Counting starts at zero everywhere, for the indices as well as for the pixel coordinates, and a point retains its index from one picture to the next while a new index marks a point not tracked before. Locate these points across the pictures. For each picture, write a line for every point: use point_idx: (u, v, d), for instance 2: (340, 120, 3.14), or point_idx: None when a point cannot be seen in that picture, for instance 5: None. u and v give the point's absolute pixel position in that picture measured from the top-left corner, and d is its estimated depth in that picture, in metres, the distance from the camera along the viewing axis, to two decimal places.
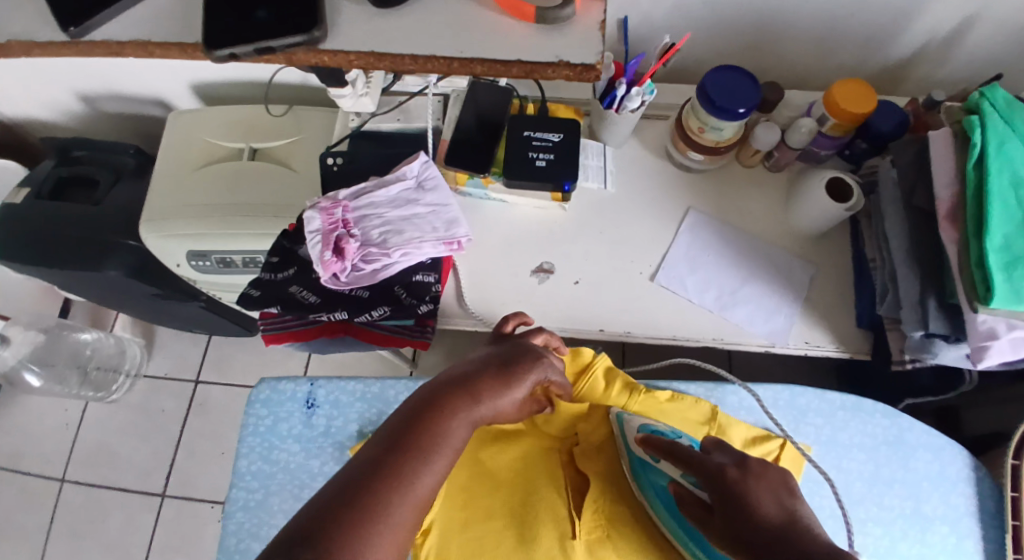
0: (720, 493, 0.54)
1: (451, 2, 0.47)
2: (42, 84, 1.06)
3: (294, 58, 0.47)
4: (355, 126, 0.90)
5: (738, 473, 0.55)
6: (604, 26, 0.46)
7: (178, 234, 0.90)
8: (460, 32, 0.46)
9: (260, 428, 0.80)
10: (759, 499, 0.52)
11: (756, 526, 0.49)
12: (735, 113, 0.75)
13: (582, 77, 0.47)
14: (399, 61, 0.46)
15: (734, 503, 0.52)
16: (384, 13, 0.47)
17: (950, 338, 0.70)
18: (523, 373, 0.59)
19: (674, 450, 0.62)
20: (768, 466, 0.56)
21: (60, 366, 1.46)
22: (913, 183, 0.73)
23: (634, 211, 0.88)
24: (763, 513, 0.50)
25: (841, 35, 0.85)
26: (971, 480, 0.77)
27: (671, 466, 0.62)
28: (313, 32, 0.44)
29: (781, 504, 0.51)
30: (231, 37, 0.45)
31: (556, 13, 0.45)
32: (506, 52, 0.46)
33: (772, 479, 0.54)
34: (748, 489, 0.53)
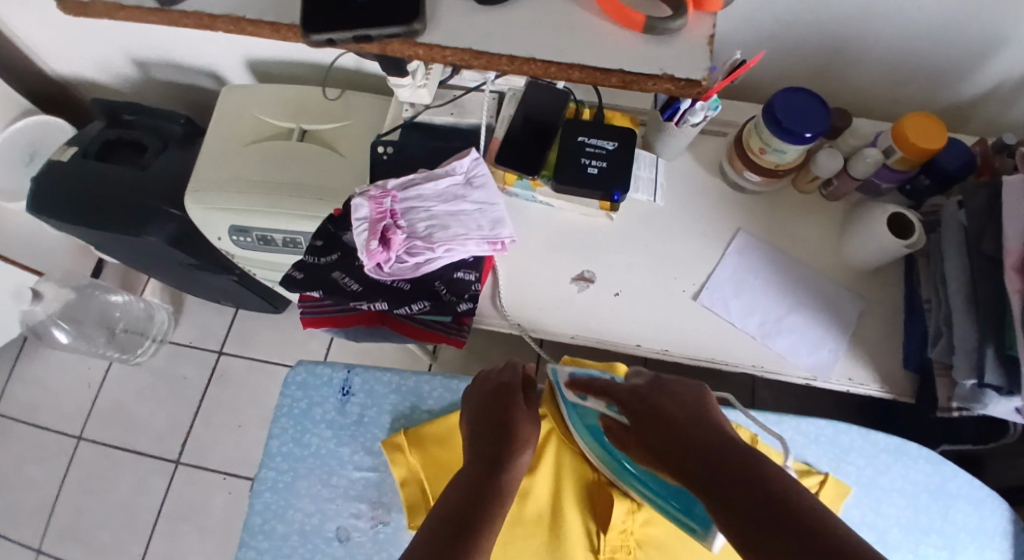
0: (640, 411, 0.62)
1: (552, 4, 0.46)
2: (98, 45, 1.07)
3: (389, 48, 0.46)
4: (408, 117, 0.89)
5: (647, 390, 0.64)
6: (710, 42, 0.45)
7: (222, 208, 0.90)
8: (556, 33, 0.45)
9: (294, 411, 0.80)
10: (673, 410, 0.60)
11: (669, 434, 0.58)
12: (801, 137, 0.73)
13: (683, 92, 0.45)
14: (494, 60, 0.45)
15: (651, 416, 0.61)
16: (483, 10, 0.46)
17: (1002, 391, 0.67)
18: (519, 406, 0.71)
19: (597, 387, 0.68)
20: (677, 382, 0.64)
21: (88, 326, 1.47)
22: (982, 228, 0.71)
23: (681, 227, 0.86)
24: (680, 423, 0.59)
25: (911, 67, 0.83)
26: (1010, 536, 0.74)
27: (596, 403, 0.69)
28: (413, 24, 0.43)
29: (689, 408, 0.60)
30: (329, 21, 0.44)
31: (666, 23, 0.44)
32: (607, 59, 0.45)
33: (678, 390, 0.63)
34: (659, 401, 0.62)
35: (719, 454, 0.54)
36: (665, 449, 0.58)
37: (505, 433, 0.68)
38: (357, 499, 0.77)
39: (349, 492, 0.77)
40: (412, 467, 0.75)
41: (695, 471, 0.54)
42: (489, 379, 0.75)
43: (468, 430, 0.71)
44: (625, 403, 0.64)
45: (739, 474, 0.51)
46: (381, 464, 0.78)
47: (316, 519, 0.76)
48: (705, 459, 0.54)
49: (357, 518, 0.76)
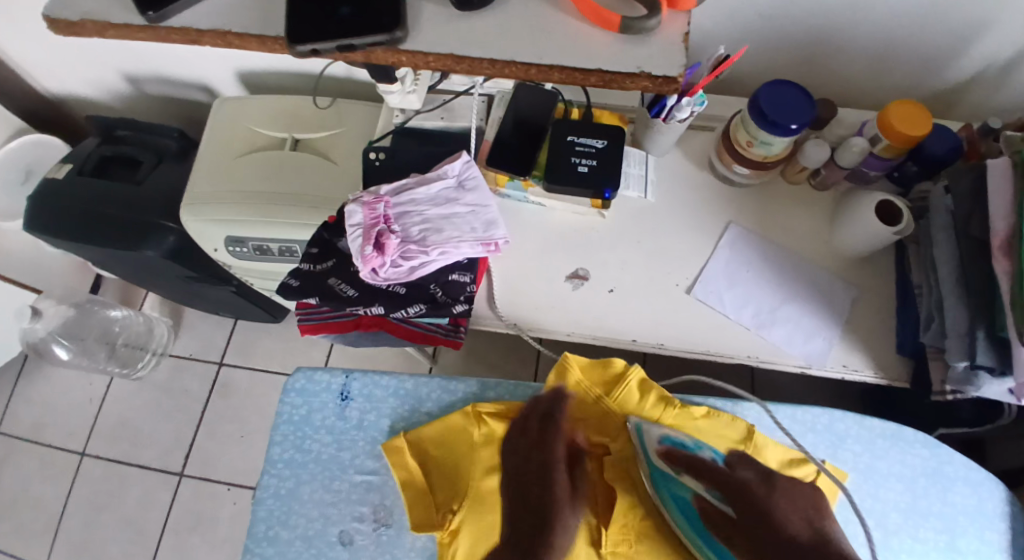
0: (756, 511, 0.60)
1: (531, 7, 0.47)
2: (91, 63, 1.08)
3: (373, 55, 0.47)
4: (398, 122, 0.91)
5: (764, 490, 0.63)
6: (686, 39, 0.46)
7: (217, 219, 0.91)
8: (538, 37, 0.46)
9: (294, 417, 0.81)
10: (792, 521, 0.59)
11: (782, 537, 0.56)
12: (787, 129, 0.74)
13: (661, 89, 0.46)
14: (476, 64, 0.46)
15: (768, 519, 0.58)
16: (464, 15, 0.47)
17: (994, 372, 0.68)
18: (555, 478, 0.69)
19: (704, 468, 0.66)
20: (795, 495, 0.64)
21: (89, 341, 1.48)
22: (969, 212, 0.71)
23: (673, 222, 0.87)
24: (799, 534, 0.56)
25: (897, 55, 0.84)
26: (1009, 517, 0.75)
27: (692, 480, 0.66)
28: (394, 31, 0.44)
29: (812, 528, 0.58)
30: (311, 32, 0.45)
31: (642, 23, 0.45)
32: (585, 59, 0.45)
33: (801, 506, 0.62)
34: (779, 509, 0.60)
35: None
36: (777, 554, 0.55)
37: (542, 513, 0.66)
38: (359, 502, 0.77)
39: (350, 496, 0.78)
40: (412, 468, 0.76)
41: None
42: (519, 433, 0.73)
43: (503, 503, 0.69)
44: (736, 499, 0.62)
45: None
46: (382, 468, 0.78)
47: (319, 524, 0.77)
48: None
49: (360, 522, 0.77)
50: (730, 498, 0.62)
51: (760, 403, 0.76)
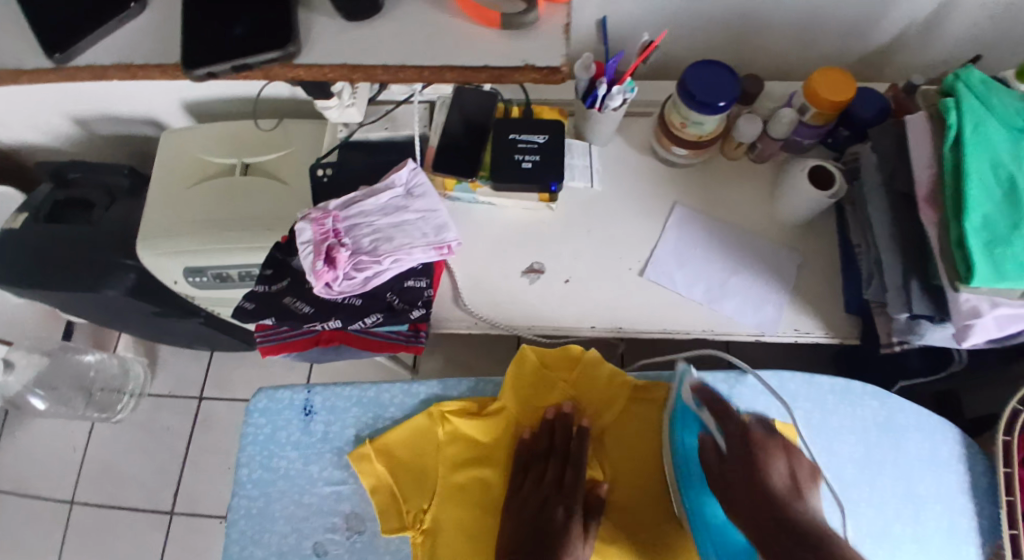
0: (743, 456, 0.66)
1: (421, 12, 0.48)
2: (35, 110, 1.07)
3: (271, 73, 0.48)
4: (342, 137, 0.91)
5: (762, 437, 0.67)
6: (567, 29, 0.47)
7: (173, 251, 0.91)
8: (432, 41, 0.48)
9: (259, 437, 0.81)
10: (775, 468, 0.65)
11: (767, 488, 0.63)
12: (716, 108, 0.76)
13: (548, 80, 0.48)
14: (371, 72, 0.48)
15: (756, 468, 0.64)
16: (353, 26, 0.48)
17: (935, 320, 0.71)
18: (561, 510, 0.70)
19: (719, 405, 0.70)
20: (793, 449, 0.67)
21: (64, 388, 1.44)
22: (892, 168, 0.74)
23: (621, 208, 0.89)
24: (773, 484, 0.63)
25: (819, 26, 0.86)
26: (965, 459, 0.78)
27: (709, 416, 0.70)
28: (286, 47, 0.45)
29: (793, 484, 0.64)
30: (206, 56, 0.46)
31: (521, 18, 0.47)
32: (473, 58, 0.47)
33: (793, 461, 0.66)
34: (768, 460, 0.65)
35: (794, 527, 0.59)
36: (747, 502, 0.64)
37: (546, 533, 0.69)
38: (331, 513, 0.78)
39: (322, 508, 0.78)
40: (380, 474, 0.77)
41: (767, 533, 0.61)
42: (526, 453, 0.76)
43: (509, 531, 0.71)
44: (732, 438, 0.67)
45: (806, 546, 0.57)
46: (350, 477, 0.79)
47: (292, 539, 0.77)
48: (781, 531, 0.60)
49: (333, 532, 0.77)
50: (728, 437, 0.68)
51: (747, 372, 0.77)
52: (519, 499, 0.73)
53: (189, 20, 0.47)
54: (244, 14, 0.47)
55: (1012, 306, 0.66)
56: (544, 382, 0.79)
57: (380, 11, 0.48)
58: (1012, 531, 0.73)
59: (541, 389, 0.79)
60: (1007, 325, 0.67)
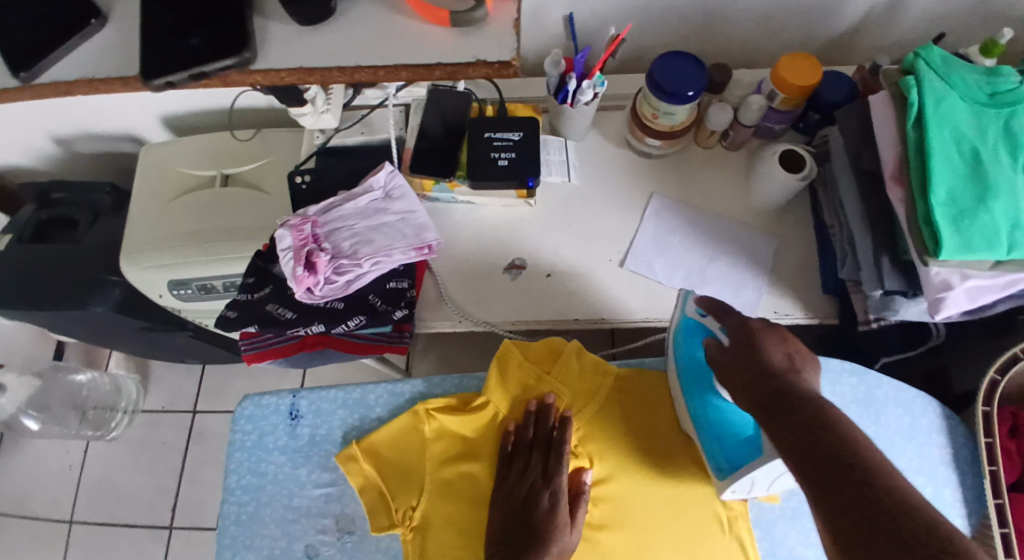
0: (743, 345, 0.64)
1: (375, 14, 0.49)
2: (13, 132, 1.07)
3: (229, 80, 0.49)
4: (320, 143, 0.92)
5: (761, 325, 0.64)
6: (517, 24, 0.49)
7: (156, 264, 0.91)
8: (387, 43, 0.49)
9: (246, 443, 0.81)
10: (772, 352, 0.62)
11: (764, 371, 0.61)
12: (685, 97, 0.77)
13: (502, 73, 0.49)
14: (328, 74, 0.49)
15: (755, 352, 0.62)
16: (310, 30, 0.49)
17: (908, 295, 0.72)
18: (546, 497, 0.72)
19: (720, 309, 0.69)
20: (791, 335, 0.64)
21: (57, 409, 1.44)
22: (859, 148, 0.76)
23: (599, 200, 0.90)
24: (770, 364, 0.61)
25: (784, 13, 0.87)
26: (946, 431, 0.80)
27: (712, 322, 0.70)
28: (242, 53, 0.46)
29: (792, 362, 0.62)
30: (164, 66, 0.47)
31: (470, 15, 0.47)
32: (426, 56, 0.48)
33: (791, 345, 0.63)
34: (766, 343, 0.63)
35: (792, 401, 0.57)
36: (748, 384, 0.62)
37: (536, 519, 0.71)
38: (321, 514, 0.79)
39: (312, 510, 0.79)
40: (367, 474, 0.77)
41: (767, 408, 0.59)
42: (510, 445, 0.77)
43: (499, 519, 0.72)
44: (729, 331, 0.66)
45: (805, 419, 0.55)
46: (339, 478, 0.80)
47: (284, 542, 0.78)
48: (781, 405, 0.58)
49: (324, 533, 0.78)
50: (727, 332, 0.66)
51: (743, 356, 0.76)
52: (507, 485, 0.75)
53: (147, 32, 0.47)
54: (201, 24, 0.47)
55: (984, 278, 0.67)
56: (527, 373, 0.80)
57: (334, 15, 0.49)
58: (997, 500, 0.74)
59: (523, 381, 0.80)
60: (977, 296, 0.68)
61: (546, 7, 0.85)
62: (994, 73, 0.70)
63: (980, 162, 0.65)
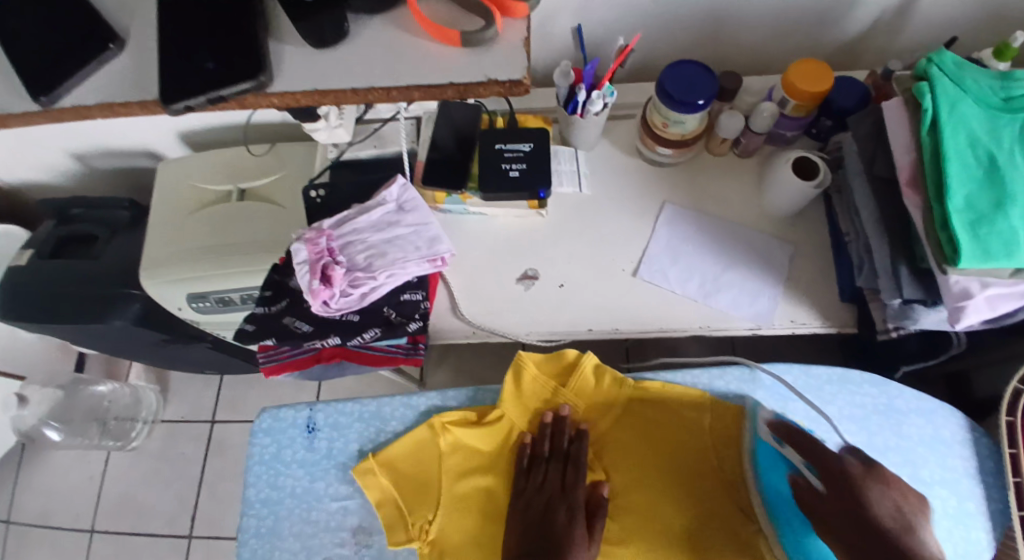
0: (842, 492, 0.61)
1: (385, 35, 0.50)
2: (35, 151, 1.10)
3: (246, 102, 0.50)
4: (333, 157, 0.93)
5: (861, 472, 0.62)
6: (526, 42, 0.49)
7: (175, 279, 0.93)
8: (394, 62, 0.50)
9: (265, 457, 0.82)
10: (877, 505, 0.59)
11: (874, 527, 0.57)
12: (695, 106, 0.78)
13: (512, 92, 0.50)
14: (341, 95, 0.50)
15: (858, 506, 0.59)
16: (322, 52, 0.50)
17: (928, 303, 0.71)
18: (563, 515, 0.72)
19: (805, 443, 0.67)
20: (892, 479, 0.62)
21: (78, 421, 1.48)
22: (873, 153, 0.75)
23: (612, 211, 0.90)
24: (878, 519, 0.58)
25: (793, 18, 0.87)
26: (968, 442, 0.78)
27: (794, 453, 0.67)
28: (257, 77, 0.47)
29: (901, 516, 0.58)
30: (180, 89, 0.48)
31: (479, 35, 0.48)
32: (437, 75, 0.49)
33: (893, 492, 0.60)
34: (871, 495, 0.60)
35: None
36: (854, 539, 0.58)
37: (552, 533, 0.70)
38: (338, 528, 0.79)
39: (330, 523, 0.79)
40: (385, 488, 0.77)
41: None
42: (525, 458, 0.77)
43: (516, 533, 0.73)
44: (823, 474, 0.64)
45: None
46: (355, 491, 0.80)
47: (303, 556, 0.78)
48: None
49: (341, 547, 0.79)
50: (820, 473, 0.64)
51: (752, 367, 0.80)
52: (525, 497, 0.75)
53: (164, 57, 0.48)
54: (215, 48, 0.48)
55: (1004, 285, 0.65)
56: (544, 389, 0.79)
57: (346, 36, 0.50)
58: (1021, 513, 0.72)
59: (538, 396, 0.79)
60: (998, 304, 0.67)
61: (554, 18, 0.85)
62: (1009, 75, 0.69)
63: (998, 167, 0.65)
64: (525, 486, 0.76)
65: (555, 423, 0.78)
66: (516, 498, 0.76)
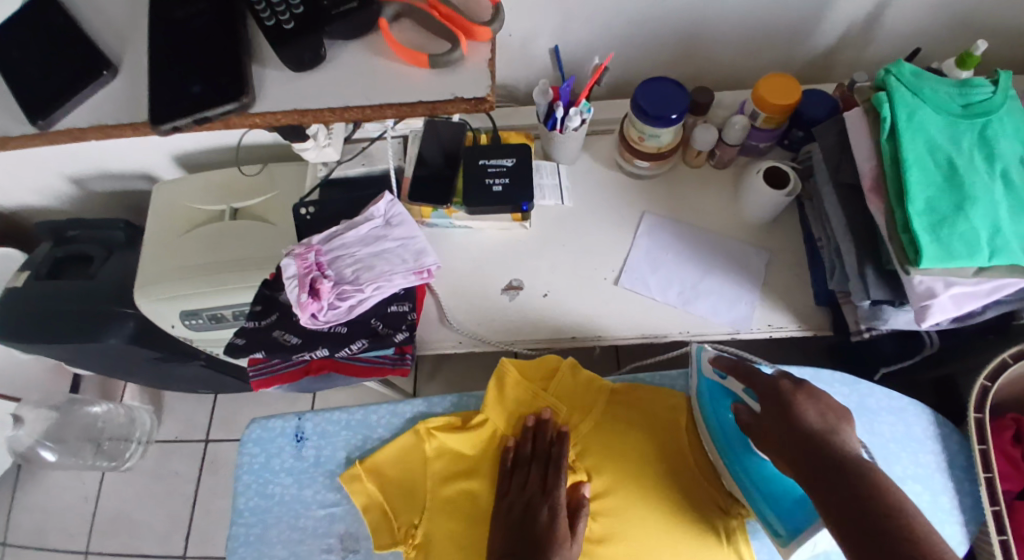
0: (777, 408, 0.65)
1: (363, 59, 0.53)
2: (32, 174, 1.12)
3: (231, 122, 0.53)
4: (322, 175, 0.96)
5: (792, 386, 0.65)
6: (490, 63, 0.53)
7: (168, 296, 0.95)
8: (371, 84, 0.53)
9: (254, 466, 0.84)
10: (806, 415, 0.62)
11: (798, 431, 0.62)
12: (670, 119, 0.81)
13: (478, 108, 0.53)
14: (321, 115, 0.53)
15: (784, 410, 0.64)
16: (303, 74, 0.53)
17: (895, 304, 0.75)
18: (546, 515, 0.73)
19: (742, 367, 0.70)
20: (825, 395, 0.65)
21: (72, 441, 1.46)
22: (838, 161, 0.78)
23: (593, 222, 0.93)
24: (806, 426, 0.62)
25: (760, 35, 0.91)
26: (938, 438, 0.81)
27: (734, 383, 0.71)
28: (241, 98, 0.50)
29: (827, 421, 0.62)
30: (168, 111, 0.51)
31: (447, 56, 0.52)
32: (409, 95, 0.52)
33: (823, 406, 0.63)
34: (801, 406, 0.63)
35: (830, 463, 0.58)
36: (784, 443, 0.63)
37: (536, 530, 0.72)
38: (326, 534, 0.81)
39: (317, 531, 0.81)
40: (371, 493, 0.79)
41: (808, 474, 0.60)
42: (507, 462, 0.79)
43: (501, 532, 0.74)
44: (759, 395, 0.67)
45: (847, 487, 0.56)
46: (342, 498, 0.82)
47: None
48: (824, 469, 0.59)
49: (329, 553, 0.80)
50: (757, 396, 0.68)
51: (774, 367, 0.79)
52: (509, 497, 0.77)
53: (155, 81, 0.51)
54: (202, 73, 0.51)
55: (967, 284, 0.68)
56: (526, 388, 0.83)
57: (325, 60, 0.53)
58: (994, 508, 0.75)
59: (520, 397, 0.82)
60: (962, 302, 0.69)
61: (533, 39, 0.89)
62: (968, 84, 0.73)
63: (955, 171, 0.68)
64: (508, 485, 0.78)
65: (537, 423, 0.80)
66: (500, 498, 0.77)
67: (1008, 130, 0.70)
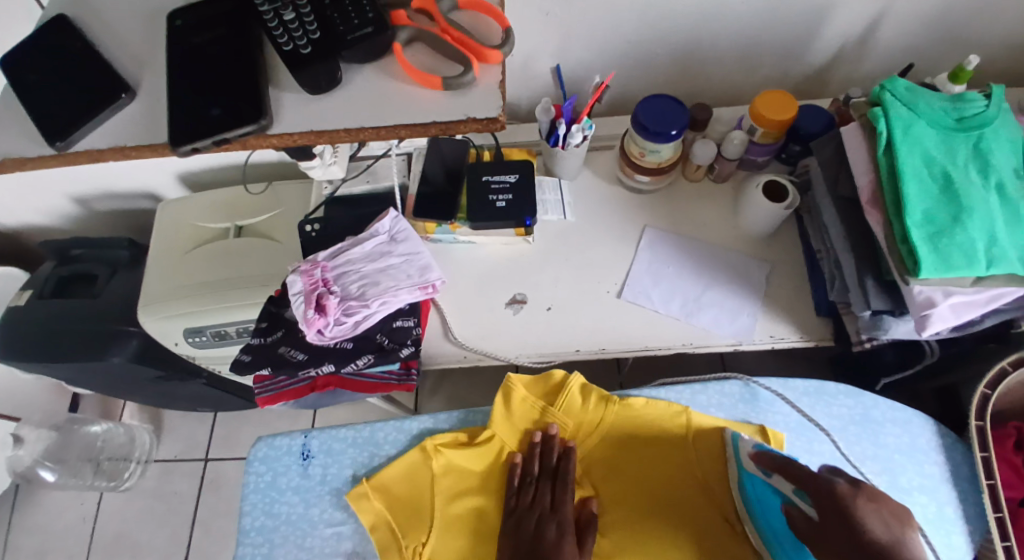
0: (837, 516, 0.60)
1: (374, 81, 0.55)
2: (37, 195, 1.13)
3: (248, 143, 0.54)
4: (328, 193, 0.97)
5: (850, 491, 0.61)
6: (501, 84, 0.54)
7: (173, 314, 0.95)
8: (383, 104, 0.54)
9: (261, 484, 0.84)
10: (870, 523, 0.58)
11: (863, 541, 0.57)
12: (669, 135, 0.82)
13: (489, 128, 0.54)
14: (335, 135, 0.54)
15: (846, 520, 0.59)
16: (318, 97, 0.54)
17: (896, 313, 0.75)
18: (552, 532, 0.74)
19: (790, 468, 0.68)
20: (884, 496, 0.61)
21: (73, 461, 1.48)
22: (836, 175, 0.80)
23: (596, 236, 0.94)
24: (870, 536, 0.57)
25: (757, 53, 0.93)
26: (942, 448, 0.81)
27: (784, 482, 0.68)
28: (259, 121, 0.51)
29: (893, 531, 0.57)
30: (186, 134, 0.52)
31: (459, 79, 0.53)
32: (421, 116, 0.53)
33: (885, 511, 0.59)
34: (862, 513, 0.59)
35: None
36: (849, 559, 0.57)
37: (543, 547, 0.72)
38: (333, 553, 0.81)
39: (324, 550, 0.81)
40: (378, 511, 0.79)
41: None
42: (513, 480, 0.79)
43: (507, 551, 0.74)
44: (815, 499, 0.63)
45: None
46: (349, 516, 0.82)
47: None
48: None
49: None
50: (812, 499, 0.64)
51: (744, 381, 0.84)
52: (514, 515, 0.77)
53: (172, 105, 0.52)
54: (219, 96, 0.52)
55: (966, 293, 0.69)
56: (536, 406, 0.83)
57: (339, 83, 0.54)
58: (997, 515, 0.76)
59: (526, 416, 0.82)
60: (961, 312, 0.70)
61: (534, 58, 0.91)
62: (962, 98, 0.74)
63: (952, 183, 0.69)
64: (516, 504, 0.78)
65: (544, 443, 0.80)
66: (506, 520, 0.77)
67: (1002, 144, 0.72)
